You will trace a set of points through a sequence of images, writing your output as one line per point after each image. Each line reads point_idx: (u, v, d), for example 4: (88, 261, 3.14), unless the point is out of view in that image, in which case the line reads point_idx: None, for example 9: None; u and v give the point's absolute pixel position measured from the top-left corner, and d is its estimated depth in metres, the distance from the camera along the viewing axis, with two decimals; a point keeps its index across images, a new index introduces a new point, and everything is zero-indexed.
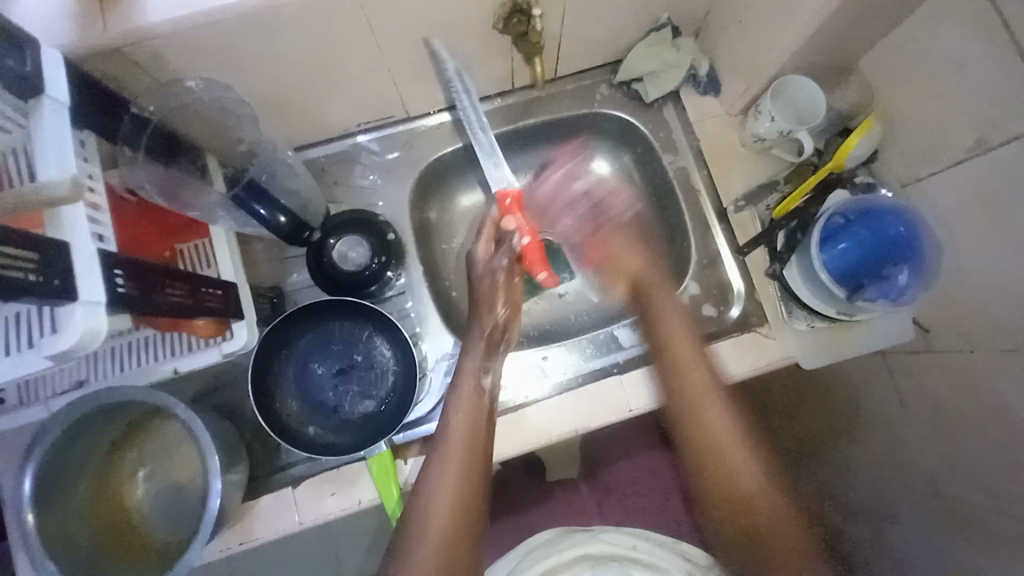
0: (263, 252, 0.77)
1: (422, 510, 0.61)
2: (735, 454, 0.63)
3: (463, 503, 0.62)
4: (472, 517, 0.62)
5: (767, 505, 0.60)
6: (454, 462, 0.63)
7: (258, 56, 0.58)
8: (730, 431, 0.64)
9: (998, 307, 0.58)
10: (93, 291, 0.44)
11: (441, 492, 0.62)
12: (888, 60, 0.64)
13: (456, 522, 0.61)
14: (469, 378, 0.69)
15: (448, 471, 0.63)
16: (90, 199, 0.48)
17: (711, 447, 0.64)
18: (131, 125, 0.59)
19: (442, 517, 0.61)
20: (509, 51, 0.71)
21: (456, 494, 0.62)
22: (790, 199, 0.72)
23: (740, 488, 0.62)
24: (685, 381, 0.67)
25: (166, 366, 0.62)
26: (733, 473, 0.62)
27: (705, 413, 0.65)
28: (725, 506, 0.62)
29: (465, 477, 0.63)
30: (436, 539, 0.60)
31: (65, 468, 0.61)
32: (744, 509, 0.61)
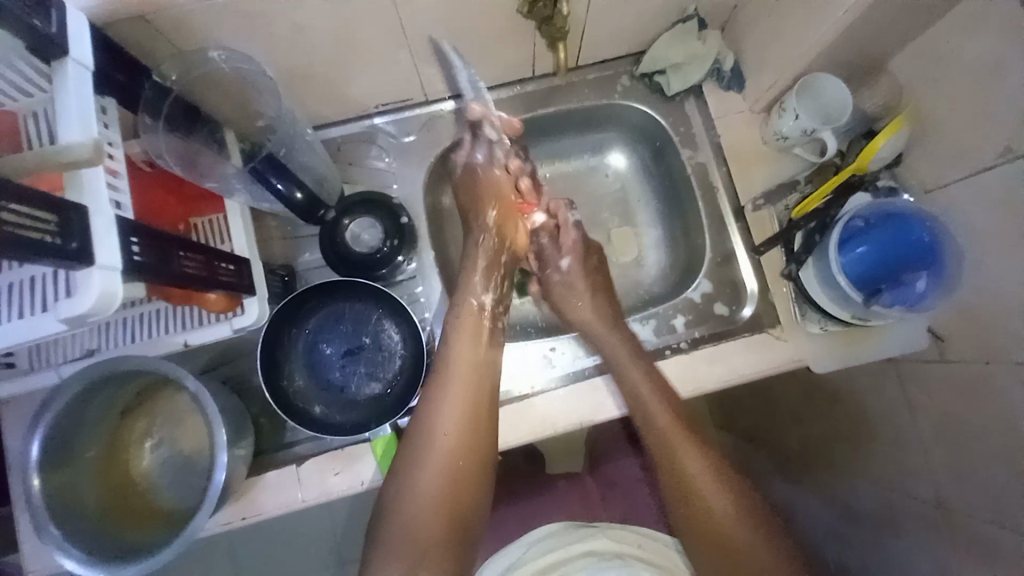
0: (276, 229, 0.77)
1: (428, 430, 0.65)
2: (705, 488, 0.65)
3: (467, 424, 0.66)
4: (480, 437, 0.66)
5: (740, 535, 0.62)
6: (458, 386, 0.67)
7: (279, 30, 0.57)
8: (699, 466, 0.66)
9: (1016, 319, 0.57)
10: (109, 255, 0.44)
11: (446, 414, 0.66)
12: (921, 60, 0.62)
13: (462, 440, 0.65)
14: (471, 300, 0.72)
15: (452, 395, 0.66)
16: (110, 165, 0.48)
17: (677, 481, 0.66)
18: (153, 91, 0.58)
19: (448, 438, 0.65)
20: (532, 37, 0.70)
21: (461, 416, 0.66)
22: (811, 199, 0.71)
23: (708, 516, 0.64)
24: (643, 416, 0.68)
25: (176, 339, 0.63)
26: (702, 503, 0.64)
27: (673, 449, 0.67)
28: (694, 533, 0.65)
29: (468, 398, 0.66)
30: (446, 452, 0.65)
31: (75, 432, 0.62)
32: (718, 538, 0.63)
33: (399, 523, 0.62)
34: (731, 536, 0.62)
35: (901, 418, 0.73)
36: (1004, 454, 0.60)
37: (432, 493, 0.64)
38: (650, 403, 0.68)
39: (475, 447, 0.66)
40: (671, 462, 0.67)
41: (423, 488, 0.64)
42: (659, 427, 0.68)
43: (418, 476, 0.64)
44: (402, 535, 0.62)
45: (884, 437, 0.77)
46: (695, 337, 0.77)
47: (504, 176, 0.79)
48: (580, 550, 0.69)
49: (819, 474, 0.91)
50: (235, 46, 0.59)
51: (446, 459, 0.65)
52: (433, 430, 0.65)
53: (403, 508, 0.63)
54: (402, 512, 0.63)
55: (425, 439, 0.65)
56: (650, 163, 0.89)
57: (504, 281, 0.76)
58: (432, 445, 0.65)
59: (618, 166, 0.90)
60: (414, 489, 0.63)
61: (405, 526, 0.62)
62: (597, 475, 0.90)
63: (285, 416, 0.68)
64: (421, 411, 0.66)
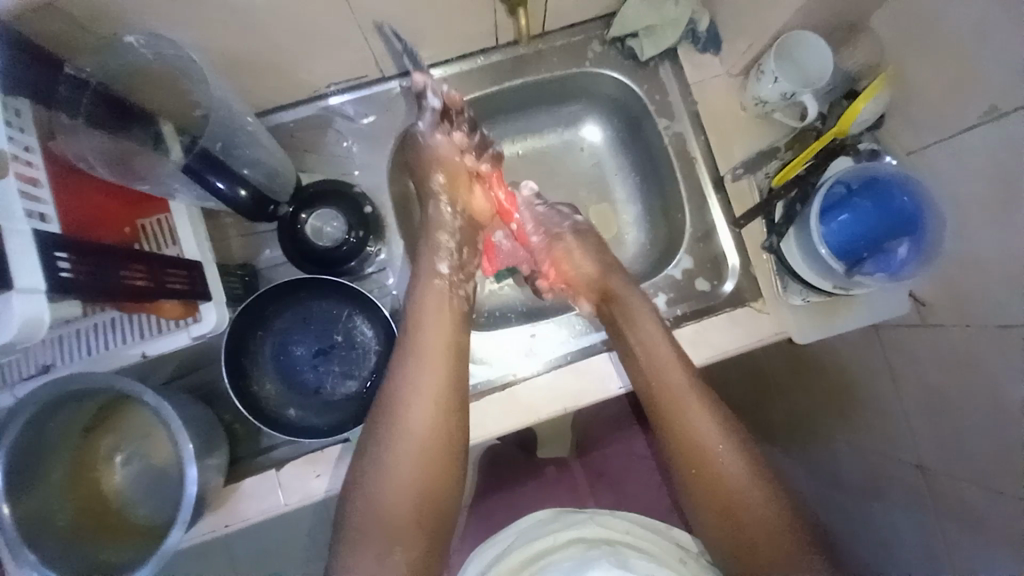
0: (233, 226, 0.72)
1: (398, 416, 0.62)
2: (721, 460, 0.62)
3: (439, 408, 0.62)
4: (454, 421, 0.63)
5: (755, 508, 0.60)
6: (429, 368, 0.63)
7: (209, 10, 0.52)
8: (712, 438, 0.63)
9: (999, 285, 0.56)
10: (30, 277, 0.41)
11: (417, 399, 0.62)
12: (903, 15, 0.59)
13: (434, 425, 0.62)
14: (436, 280, 0.69)
15: (423, 378, 0.63)
16: (26, 173, 0.45)
17: (691, 456, 0.63)
18: (70, 88, 0.52)
19: (420, 424, 0.61)
20: (492, 4, 0.65)
21: (433, 400, 0.62)
22: (790, 166, 0.68)
23: (723, 488, 0.62)
24: (662, 389, 0.65)
25: (133, 351, 0.59)
26: (711, 471, 0.62)
27: (684, 422, 0.64)
28: (707, 505, 0.62)
29: (441, 380, 0.63)
30: (416, 424, 0.61)
31: (38, 453, 0.58)
32: (731, 512, 0.61)
33: (367, 515, 0.59)
34: (744, 510, 0.60)
35: (885, 387, 0.73)
36: (986, 420, 0.60)
37: (404, 482, 0.60)
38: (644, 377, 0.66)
39: (448, 432, 0.62)
40: (686, 437, 0.64)
41: (393, 477, 0.60)
42: (676, 398, 0.65)
43: (387, 465, 0.60)
44: (371, 527, 0.59)
45: (868, 403, 0.77)
46: (678, 315, 0.75)
47: (447, 144, 0.74)
48: (568, 537, 0.68)
49: (804, 440, 0.92)
50: (158, 30, 0.54)
51: (416, 431, 0.61)
52: (403, 417, 0.61)
53: (372, 485, 0.60)
54: (371, 502, 0.59)
55: (395, 427, 0.61)
56: (625, 135, 0.85)
57: (471, 252, 0.73)
58: (401, 432, 0.61)
59: (593, 140, 0.86)
60: (381, 478, 0.60)
61: (375, 516, 0.59)
62: (586, 461, 0.89)
63: (258, 422, 0.65)
64: (388, 396, 0.63)
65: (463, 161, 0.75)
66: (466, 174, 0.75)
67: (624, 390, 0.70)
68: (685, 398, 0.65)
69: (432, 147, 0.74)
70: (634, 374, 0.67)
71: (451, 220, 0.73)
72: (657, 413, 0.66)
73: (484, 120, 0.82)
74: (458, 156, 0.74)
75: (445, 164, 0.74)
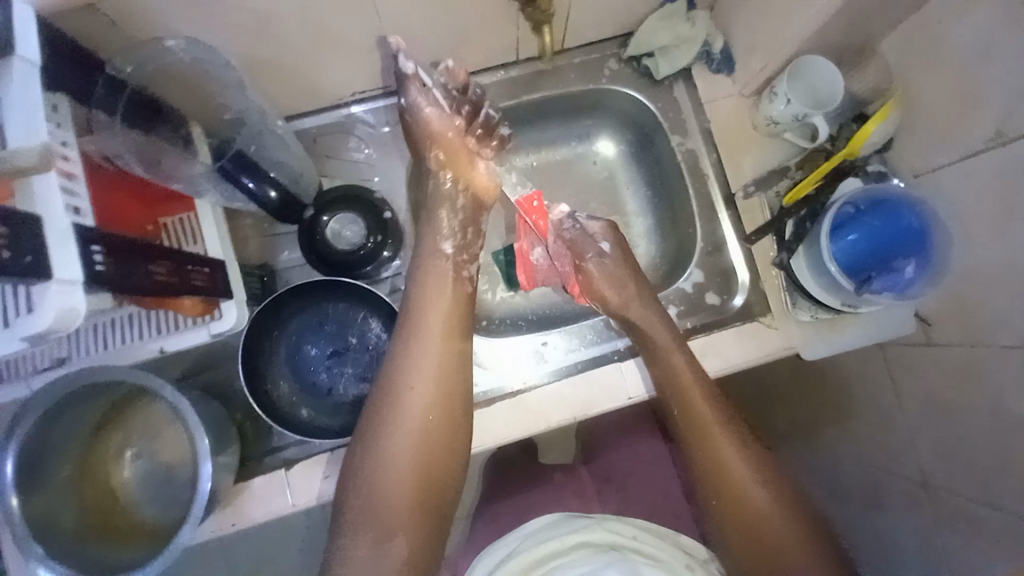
0: (252, 227, 0.74)
1: (396, 392, 0.62)
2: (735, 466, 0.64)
3: (437, 389, 0.63)
4: (453, 407, 0.63)
5: (784, 541, 0.60)
6: (429, 352, 0.64)
7: (244, 16, 0.53)
8: (738, 456, 0.64)
9: (1005, 305, 0.56)
10: (69, 268, 0.42)
11: (415, 377, 0.63)
12: (912, 43, 0.61)
13: (433, 404, 0.62)
14: (441, 260, 0.69)
15: (424, 360, 0.63)
16: (64, 168, 0.46)
17: (718, 475, 0.64)
18: (105, 89, 0.54)
19: (418, 406, 0.62)
20: (515, 21, 0.68)
21: (432, 378, 0.63)
22: (800, 186, 0.69)
23: (744, 499, 0.63)
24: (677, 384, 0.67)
25: (151, 346, 0.61)
26: (721, 462, 0.64)
27: (705, 420, 0.66)
28: (729, 518, 0.63)
29: (438, 358, 0.64)
30: (417, 408, 0.62)
31: (51, 446, 0.58)
32: (753, 527, 0.61)
33: (364, 494, 0.59)
34: (766, 532, 0.61)
35: (889, 401, 0.75)
36: (989, 436, 0.61)
37: (400, 460, 0.60)
38: (681, 369, 0.67)
39: (447, 417, 0.63)
40: (714, 453, 0.65)
41: (391, 454, 0.60)
42: (704, 412, 0.66)
43: (386, 442, 0.60)
44: (368, 504, 0.59)
45: (873, 420, 0.78)
46: (687, 328, 0.76)
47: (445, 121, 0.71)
48: (576, 541, 0.68)
49: (810, 456, 0.93)
50: (196, 36, 0.55)
51: (416, 415, 0.62)
52: (400, 394, 0.62)
53: (368, 467, 0.60)
54: (367, 481, 0.59)
55: (393, 403, 0.62)
56: (639, 150, 0.87)
57: (474, 236, 0.73)
58: (400, 413, 0.61)
59: (606, 153, 0.88)
60: (380, 461, 0.60)
61: (371, 496, 0.59)
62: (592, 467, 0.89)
63: (271, 423, 0.66)
64: (387, 379, 0.63)
65: (460, 137, 0.72)
66: (465, 152, 0.73)
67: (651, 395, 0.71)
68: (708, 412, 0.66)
69: (424, 119, 0.71)
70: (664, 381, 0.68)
71: (452, 196, 0.72)
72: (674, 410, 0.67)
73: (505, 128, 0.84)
74: (454, 132, 0.72)
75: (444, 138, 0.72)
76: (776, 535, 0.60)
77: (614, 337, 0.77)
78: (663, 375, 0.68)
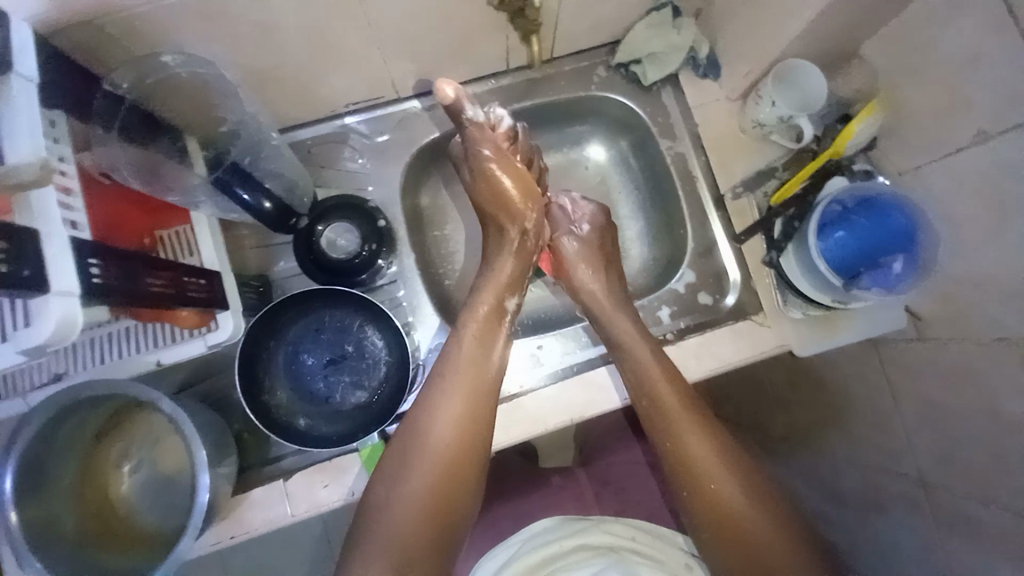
0: (249, 238, 0.74)
1: (427, 428, 0.62)
2: (706, 462, 0.63)
3: (465, 430, 0.62)
4: (477, 447, 0.63)
5: (760, 541, 0.59)
6: (462, 392, 0.64)
7: (240, 30, 0.54)
8: (706, 451, 0.64)
9: (992, 300, 0.58)
10: (65, 281, 0.42)
11: (445, 416, 0.63)
12: (893, 45, 0.62)
13: (460, 444, 0.62)
14: (485, 301, 0.70)
15: (455, 399, 0.63)
16: (61, 182, 0.46)
17: (685, 469, 0.64)
18: (107, 101, 0.56)
19: (444, 446, 0.61)
20: (505, 31, 0.69)
21: (465, 416, 0.63)
22: (789, 185, 0.71)
23: (717, 496, 0.62)
24: (642, 380, 0.68)
25: (148, 358, 0.60)
26: (687, 453, 0.64)
27: (673, 414, 0.66)
28: (704, 517, 0.62)
29: (473, 397, 0.64)
30: (444, 449, 0.61)
31: (52, 457, 0.58)
32: (729, 525, 0.61)
33: (379, 531, 0.58)
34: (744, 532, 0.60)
35: (883, 398, 0.75)
36: (985, 434, 0.61)
37: (421, 497, 0.60)
38: (646, 361, 0.69)
39: (469, 456, 0.62)
40: (684, 451, 0.64)
41: (410, 492, 0.59)
42: (670, 410, 0.66)
43: (408, 483, 0.60)
44: (382, 543, 0.58)
45: (869, 416, 0.79)
46: (681, 328, 0.77)
47: (514, 158, 0.73)
48: (573, 544, 0.68)
49: (808, 455, 0.93)
50: (191, 50, 0.56)
51: (443, 455, 0.61)
52: (430, 436, 0.61)
53: (388, 505, 0.59)
54: (384, 520, 0.58)
55: (423, 440, 0.61)
56: (630, 154, 0.88)
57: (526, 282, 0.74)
58: (425, 452, 0.61)
59: (598, 158, 0.89)
60: (399, 498, 0.59)
61: (385, 532, 0.58)
62: (591, 471, 0.89)
63: (269, 431, 0.66)
64: (417, 417, 0.63)
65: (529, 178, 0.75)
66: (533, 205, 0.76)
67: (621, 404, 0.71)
68: (670, 404, 0.66)
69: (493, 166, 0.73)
70: (627, 376, 0.69)
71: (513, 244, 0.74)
72: (642, 404, 0.68)
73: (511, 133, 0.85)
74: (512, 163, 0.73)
75: (518, 179, 0.74)
76: (752, 536, 0.59)
77: None
78: (629, 367, 0.69)
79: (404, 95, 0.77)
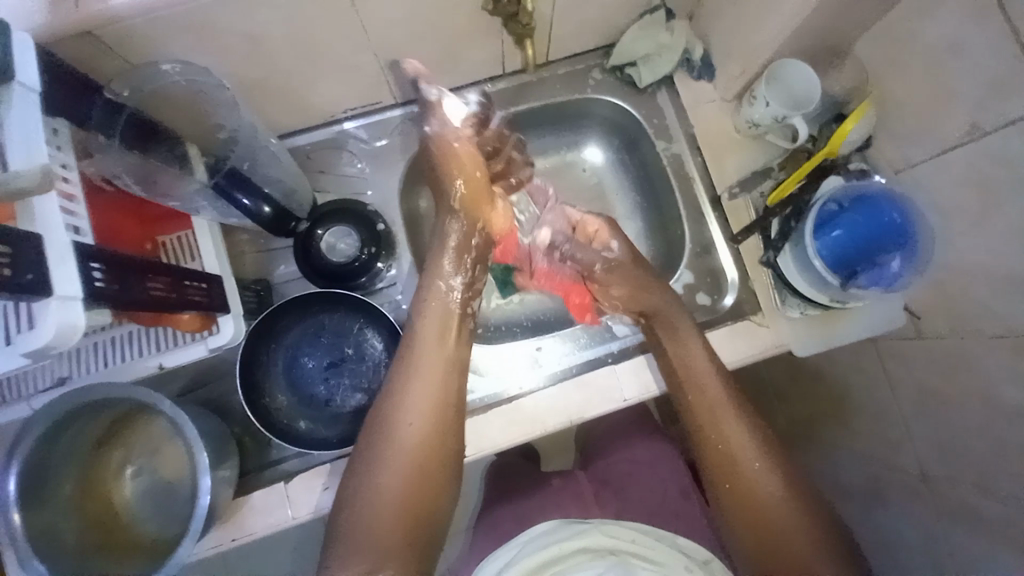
0: (249, 243, 0.75)
1: (389, 426, 0.62)
2: (746, 451, 0.63)
3: (431, 419, 0.63)
4: (447, 435, 0.63)
5: (793, 531, 0.60)
6: (422, 381, 0.64)
7: (236, 36, 0.55)
8: (744, 442, 0.64)
9: (989, 296, 0.57)
10: (69, 285, 0.43)
11: (409, 406, 0.62)
12: (883, 44, 0.63)
13: (427, 433, 0.62)
14: (439, 285, 0.69)
15: (416, 389, 0.63)
16: (65, 189, 0.47)
17: (724, 457, 0.64)
18: (105, 111, 0.55)
19: (411, 436, 0.61)
20: (499, 35, 0.70)
21: (427, 411, 0.63)
22: (785, 184, 0.71)
23: (749, 490, 0.62)
24: (684, 366, 0.68)
25: (150, 363, 0.61)
26: (729, 442, 0.64)
27: (715, 402, 0.66)
28: (736, 509, 0.63)
29: (434, 397, 0.63)
30: (412, 438, 0.61)
31: (55, 460, 0.59)
32: (763, 513, 0.61)
33: (356, 529, 0.58)
34: (775, 521, 0.60)
35: (884, 395, 0.75)
36: (986, 431, 0.61)
37: (390, 500, 0.59)
38: (692, 347, 0.68)
39: (439, 445, 0.62)
40: (719, 441, 0.65)
41: (385, 483, 0.60)
42: (710, 398, 0.66)
43: (380, 475, 0.60)
44: (362, 540, 0.58)
45: (870, 414, 0.79)
46: None
47: (469, 146, 0.73)
48: (573, 547, 0.68)
49: (813, 454, 0.93)
50: (189, 58, 0.58)
51: (411, 445, 0.61)
52: (396, 426, 0.61)
53: (360, 498, 0.59)
54: (364, 513, 0.58)
55: (386, 443, 0.61)
56: (626, 157, 0.88)
57: (475, 266, 0.72)
58: (393, 442, 0.61)
59: (594, 161, 0.90)
60: (374, 489, 0.59)
61: (366, 524, 0.58)
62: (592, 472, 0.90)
63: (270, 434, 0.67)
64: (381, 408, 0.63)
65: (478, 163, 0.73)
66: (484, 192, 0.74)
67: (661, 391, 0.72)
68: (714, 391, 0.66)
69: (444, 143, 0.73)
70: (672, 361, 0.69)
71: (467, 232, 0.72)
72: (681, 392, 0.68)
73: None
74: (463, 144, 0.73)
75: (469, 167, 0.72)
76: (787, 525, 0.60)
77: (608, 340, 0.77)
78: (676, 354, 0.69)
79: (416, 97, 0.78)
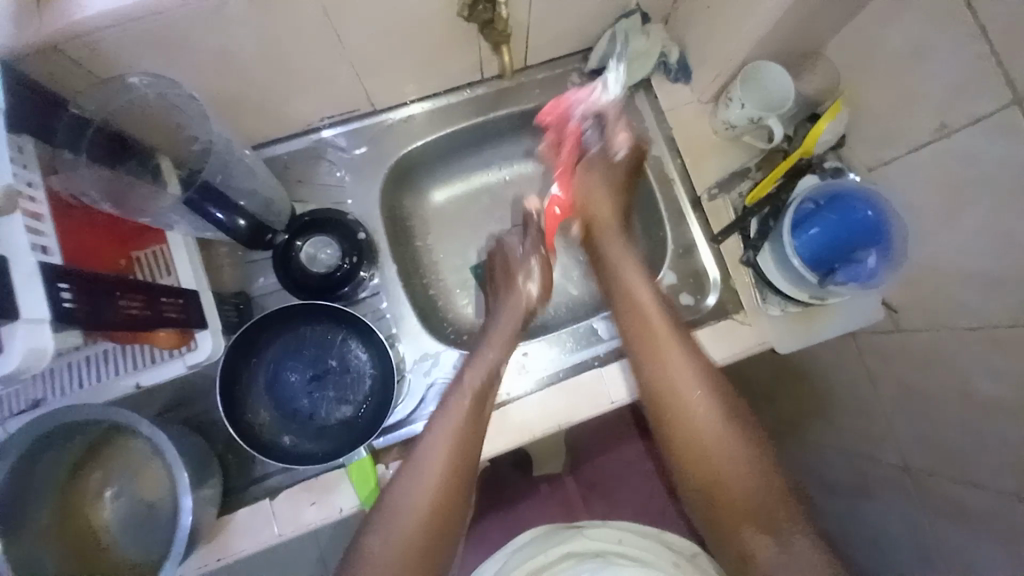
0: (226, 256, 0.74)
1: (442, 414, 0.66)
2: (700, 428, 0.66)
3: (475, 410, 0.66)
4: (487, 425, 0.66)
5: (746, 503, 0.61)
6: (473, 374, 0.69)
7: (206, 47, 0.54)
8: (717, 433, 0.65)
9: (962, 290, 0.59)
10: (35, 308, 0.42)
11: (458, 397, 0.67)
12: (852, 45, 0.64)
13: (471, 422, 0.65)
14: (523, 299, 0.77)
15: (465, 382, 0.68)
16: (30, 208, 0.46)
17: (683, 433, 0.66)
18: (71, 127, 0.55)
19: (457, 422, 0.65)
20: (476, 41, 0.69)
21: (470, 402, 0.67)
22: (763, 185, 0.72)
23: (720, 483, 0.63)
24: (642, 347, 0.70)
25: (126, 382, 0.59)
26: (685, 419, 0.66)
27: (669, 383, 0.67)
28: (693, 483, 0.65)
29: (474, 401, 0.67)
30: (461, 425, 0.65)
31: (25, 488, 0.56)
32: (715, 486, 0.63)
33: (393, 510, 0.61)
34: (731, 494, 0.62)
35: (864, 389, 0.77)
36: (965, 421, 0.63)
37: (427, 497, 0.62)
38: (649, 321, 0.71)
39: (479, 437, 0.65)
40: (683, 431, 0.66)
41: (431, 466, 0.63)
42: (673, 388, 0.67)
43: (428, 457, 0.64)
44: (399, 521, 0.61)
45: (850, 407, 0.80)
46: None
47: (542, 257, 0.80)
48: (560, 553, 0.69)
49: (798, 448, 0.95)
50: (159, 72, 0.57)
51: (459, 430, 0.65)
52: (445, 412, 0.66)
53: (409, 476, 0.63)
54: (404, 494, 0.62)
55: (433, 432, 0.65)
56: None
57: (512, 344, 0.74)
58: (442, 428, 0.65)
59: None
60: (419, 471, 0.63)
61: (405, 505, 0.62)
62: (579, 475, 0.92)
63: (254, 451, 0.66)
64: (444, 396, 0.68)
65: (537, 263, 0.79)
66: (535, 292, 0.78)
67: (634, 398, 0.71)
68: (670, 371, 0.68)
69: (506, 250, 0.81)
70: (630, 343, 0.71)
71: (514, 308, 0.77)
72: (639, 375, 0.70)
73: (489, 142, 0.85)
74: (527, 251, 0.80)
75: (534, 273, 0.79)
76: (739, 499, 0.62)
77: (594, 343, 0.77)
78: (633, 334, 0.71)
79: (397, 104, 0.78)
